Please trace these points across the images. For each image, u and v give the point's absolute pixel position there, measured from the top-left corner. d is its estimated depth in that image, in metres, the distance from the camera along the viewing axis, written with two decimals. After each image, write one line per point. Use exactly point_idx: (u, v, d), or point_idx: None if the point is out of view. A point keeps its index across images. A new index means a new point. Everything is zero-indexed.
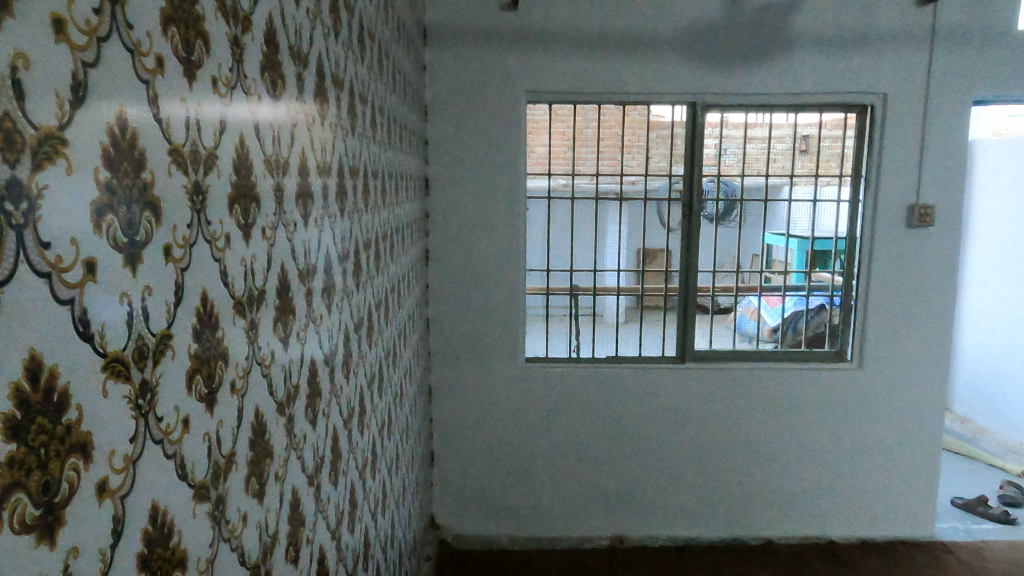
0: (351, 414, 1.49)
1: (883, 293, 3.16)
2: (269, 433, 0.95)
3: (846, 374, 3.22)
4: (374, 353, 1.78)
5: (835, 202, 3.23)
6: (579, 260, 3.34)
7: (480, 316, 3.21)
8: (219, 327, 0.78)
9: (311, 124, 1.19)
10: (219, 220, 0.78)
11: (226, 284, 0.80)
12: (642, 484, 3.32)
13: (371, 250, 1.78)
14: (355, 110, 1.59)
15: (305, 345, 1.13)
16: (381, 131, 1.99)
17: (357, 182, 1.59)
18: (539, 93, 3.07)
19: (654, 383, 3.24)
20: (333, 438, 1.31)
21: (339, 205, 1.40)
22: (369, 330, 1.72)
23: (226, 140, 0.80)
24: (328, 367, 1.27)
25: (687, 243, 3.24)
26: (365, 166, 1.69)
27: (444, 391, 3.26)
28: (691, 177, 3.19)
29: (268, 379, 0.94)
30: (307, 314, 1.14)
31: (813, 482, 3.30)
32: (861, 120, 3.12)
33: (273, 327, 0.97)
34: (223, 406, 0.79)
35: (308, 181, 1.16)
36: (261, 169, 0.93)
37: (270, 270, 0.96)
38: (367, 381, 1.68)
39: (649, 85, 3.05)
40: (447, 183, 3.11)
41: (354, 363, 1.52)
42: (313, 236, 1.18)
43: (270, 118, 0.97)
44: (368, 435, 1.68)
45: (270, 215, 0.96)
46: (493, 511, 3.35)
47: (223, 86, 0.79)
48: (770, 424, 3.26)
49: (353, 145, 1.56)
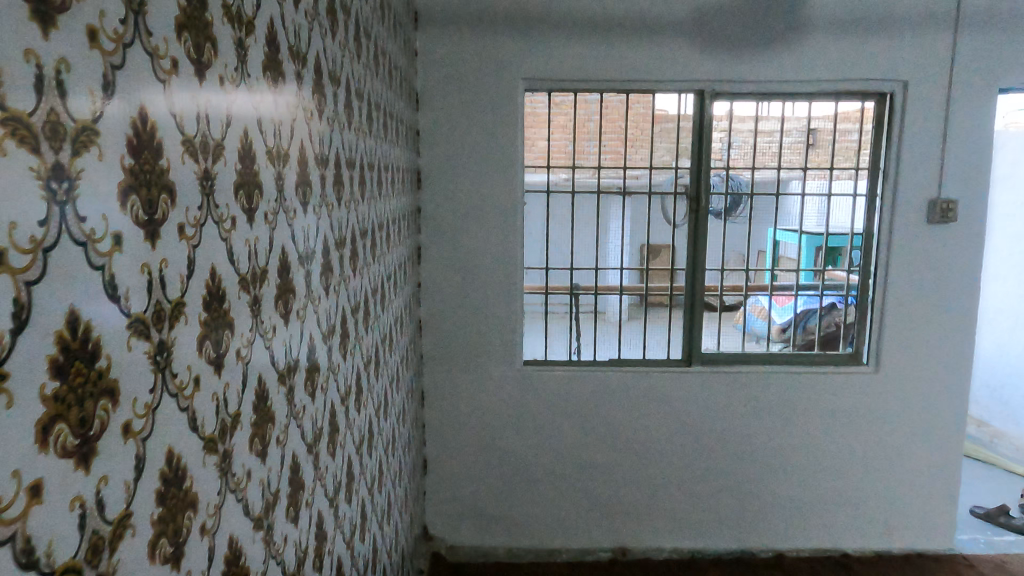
0: (319, 433, 1.24)
1: (902, 293, 2.98)
2: (191, 478, 0.71)
3: (861, 379, 3.05)
4: (351, 366, 1.59)
5: (850, 196, 3.06)
6: (581, 258, 3.16)
7: (475, 316, 3.04)
8: (101, 354, 0.56)
9: (257, 99, 0.96)
10: (100, 213, 0.56)
11: (117, 299, 0.58)
12: (645, 494, 3.16)
13: (350, 249, 1.60)
14: (328, 89, 1.41)
15: (251, 363, 0.89)
16: (365, 120, 1.82)
17: (326, 175, 1.36)
18: (537, 81, 2.90)
19: (659, 387, 3.08)
20: (292, 467, 1.06)
21: (301, 198, 1.17)
22: (346, 339, 1.54)
23: (116, 107, 0.59)
24: (286, 383, 1.04)
25: (694, 240, 3.07)
26: (338, 153, 1.50)
27: (437, 396, 3.10)
28: (698, 171, 3.01)
29: (190, 413, 0.71)
30: (256, 328, 0.91)
31: (826, 492, 3.14)
32: (879, 109, 2.94)
33: (199, 346, 0.73)
34: (110, 456, 0.57)
35: (254, 165, 0.94)
36: (178, 154, 0.71)
37: (193, 275, 0.72)
38: (342, 397, 1.48)
39: (655, 72, 2.88)
40: (440, 177, 2.95)
41: (321, 373, 1.27)
42: (263, 235, 0.96)
43: (192, 89, 0.75)
44: (345, 456, 1.49)
45: (193, 208, 0.74)
46: (489, 521, 3.19)
47: (108, 39, 0.58)
48: (781, 431, 3.09)
49: (323, 129, 1.36)
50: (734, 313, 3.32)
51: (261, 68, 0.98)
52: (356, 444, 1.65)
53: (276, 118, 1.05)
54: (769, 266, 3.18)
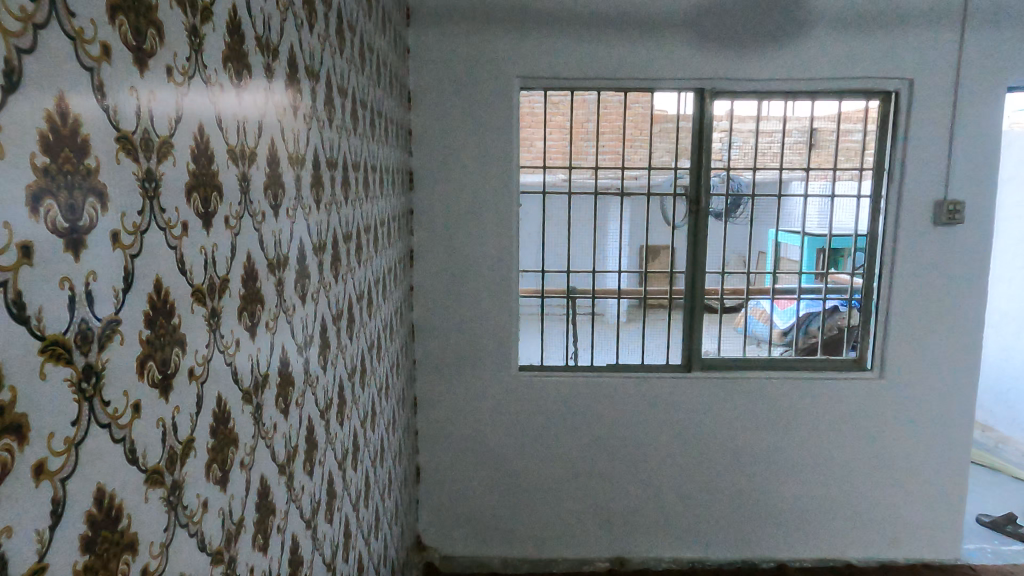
0: (295, 451, 1.18)
1: (907, 296, 2.91)
2: (130, 516, 0.65)
3: (866, 384, 2.97)
4: (332, 376, 1.51)
5: (854, 198, 2.97)
6: (578, 260, 3.08)
7: (469, 321, 2.96)
8: (4, 383, 0.49)
9: (217, 94, 0.89)
10: (3, 221, 0.50)
11: (24, 319, 0.51)
12: (644, 502, 3.08)
13: (331, 253, 1.52)
14: (304, 84, 1.33)
15: (208, 381, 0.82)
16: (351, 120, 1.75)
17: (301, 177, 1.29)
18: (533, 79, 2.82)
19: (658, 393, 3.00)
20: (261, 491, 1.00)
21: (271, 202, 1.10)
22: (326, 347, 1.46)
23: (26, 99, 0.52)
24: (252, 401, 0.97)
25: (694, 243, 2.99)
26: (316, 154, 1.42)
27: (430, 402, 3.02)
28: (698, 172, 2.93)
29: (127, 443, 0.64)
30: (214, 343, 0.84)
31: (830, 500, 3.06)
32: (884, 108, 2.86)
33: (139, 369, 0.66)
34: (17, 500, 0.50)
35: (213, 166, 0.87)
36: (116, 152, 0.63)
37: (131, 290, 0.65)
38: (321, 410, 1.39)
39: (655, 70, 2.80)
40: (433, 177, 2.87)
41: (297, 387, 1.21)
42: (223, 242, 0.89)
43: (131, 78, 0.67)
44: (324, 473, 1.41)
45: (134, 212, 0.66)
46: (483, 530, 3.11)
47: (21, 18, 0.52)
48: (783, 438, 3.02)
49: (297, 127, 1.27)
50: (734, 316, 3.11)
51: (221, 61, 0.92)
52: (338, 458, 1.57)
53: (241, 118, 0.97)
54: (770, 268, 3.08)
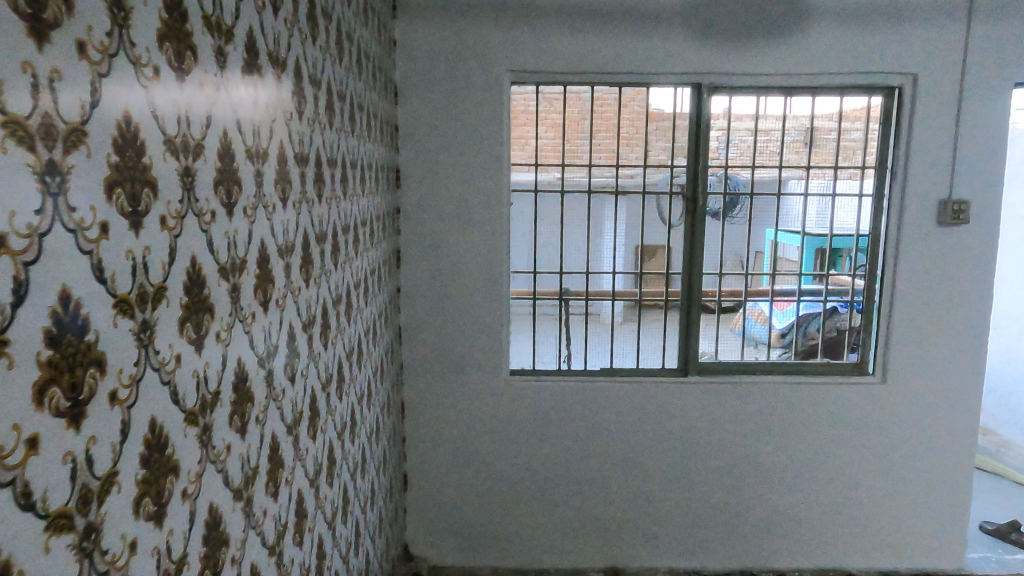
0: (257, 471, 1.22)
1: (910, 300, 2.82)
2: (28, 554, 0.64)
3: (867, 389, 2.88)
4: (304, 384, 1.47)
5: (855, 197, 2.88)
6: (571, 261, 2.98)
7: (459, 324, 2.86)
8: None
9: (151, 86, 0.85)
10: None
11: None
12: (639, 510, 2.99)
13: (304, 254, 1.46)
14: (270, 74, 1.26)
15: (132, 403, 0.81)
16: (334, 115, 1.68)
17: (263, 174, 1.23)
18: (524, 73, 2.72)
19: (654, 398, 2.91)
20: (209, 517, 1.04)
21: (224, 199, 1.07)
22: (298, 355, 1.42)
23: None
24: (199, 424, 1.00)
25: (691, 242, 2.88)
26: (282, 147, 1.32)
27: (418, 408, 2.92)
28: (695, 172, 2.84)
29: (24, 477, 0.63)
30: (145, 359, 0.84)
31: (830, 508, 2.97)
32: (886, 104, 2.77)
33: (34, 396, 0.64)
34: None
35: (148, 163, 0.84)
36: (5, 147, 0.60)
37: (23, 304, 0.63)
38: (289, 425, 1.39)
39: (651, 65, 2.71)
40: (421, 175, 2.77)
41: (260, 404, 1.23)
42: (161, 254, 0.88)
43: (24, 54, 0.62)
44: (292, 493, 1.41)
45: (32, 213, 0.64)
46: (473, 539, 3.02)
47: None
48: (782, 445, 2.93)
49: (255, 118, 1.19)
50: (732, 317, 3.00)
51: (155, 37, 0.85)
52: (309, 474, 1.52)
53: (180, 100, 0.92)
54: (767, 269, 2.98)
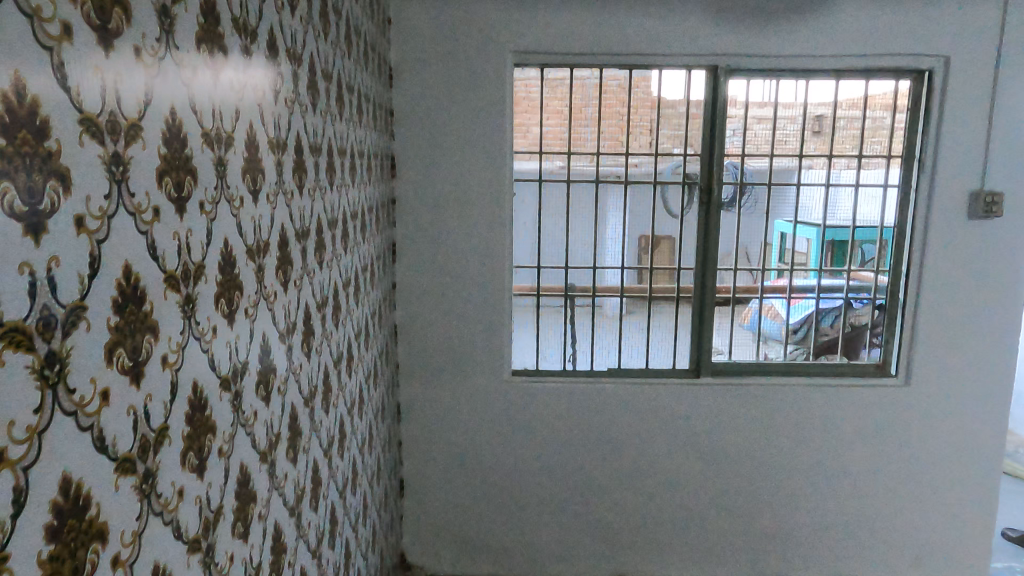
0: (253, 496, 1.03)
1: (937, 298, 2.66)
2: None
3: (889, 392, 2.73)
4: (298, 392, 1.28)
5: (880, 187, 2.71)
6: (577, 255, 2.81)
7: (459, 322, 2.70)
8: None
9: (67, 12, 0.58)
10: None
11: None
12: (647, 518, 2.84)
13: (297, 248, 1.28)
14: (252, 35, 1.06)
15: (32, 482, 0.54)
16: (326, 99, 1.52)
17: (247, 154, 1.03)
18: (528, 54, 2.54)
19: (664, 400, 2.75)
20: (203, 561, 0.86)
21: (174, 193, 0.78)
22: (294, 361, 1.26)
23: None
24: (192, 452, 0.82)
25: (704, 236, 2.73)
26: (251, 130, 1.05)
27: (415, 410, 2.77)
28: (711, 159, 2.66)
29: None
30: (117, 384, 0.66)
31: (848, 517, 2.83)
32: (915, 89, 2.59)
33: None
34: None
35: (115, 134, 0.66)
36: None
37: None
38: (272, 468, 1.13)
39: (663, 45, 2.53)
40: (418, 164, 2.60)
41: (254, 418, 1.04)
42: (136, 248, 0.69)
43: None
44: (267, 528, 1.10)
45: None
46: (472, 547, 2.87)
47: None
48: (799, 451, 2.78)
49: (225, 87, 0.94)
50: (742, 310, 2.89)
51: None
52: (289, 503, 1.22)
53: (154, 57, 0.73)
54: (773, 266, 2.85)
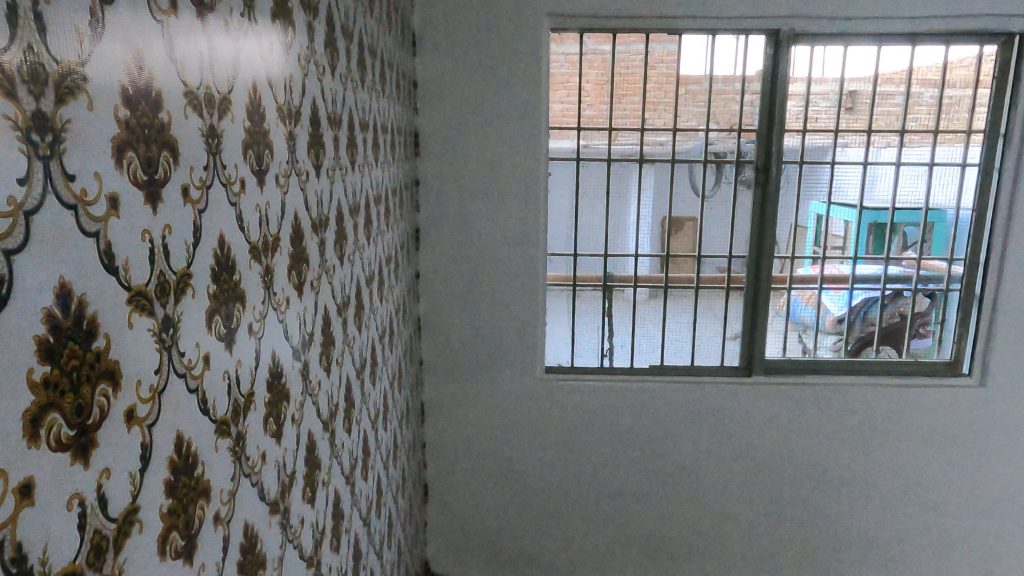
0: (262, 561, 0.82)
1: (1019, 291, 2.40)
2: None
3: (962, 393, 2.48)
4: (314, 416, 1.05)
5: (958, 166, 2.42)
6: (618, 242, 2.54)
7: (489, 314, 2.47)
8: None
9: None
10: None
11: None
12: (691, 525, 2.62)
13: (315, 241, 1.05)
14: None
15: None
16: (347, 62, 1.29)
17: (249, 124, 0.80)
18: (566, 18, 2.28)
19: (713, 401, 2.52)
20: None
21: (142, 174, 0.55)
22: (311, 381, 1.03)
23: None
24: (176, 530, 0.60)
25: (759, 222, 2.47)
26: (254, 91, 0.81)
27: (441, 410, 2.55)
28: (768, 135, 2.40)
29: None
30: (48, 468, 0.43)
31: (911, 527, 2.59)
32: (1003, 55, 2.31)
33: None
34: None
35: (37, 84, 0.42)
36: None
37: None
38: (285, 519, 0.91)
39: (720, 6, 2.25)
40: (444, 142, 2.35)
41: (262, 463, 0.82)
42: (79, 257, 0.46)
43: None
44: None
45: None
46: (501, 554, 2.67)
47: None
48: (859, 455, 2.54)
49: (216, 31, 0.70)
50: (778, 300, 2.56)
51: None
52: (306, 553, 1.00)
53: None
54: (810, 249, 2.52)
